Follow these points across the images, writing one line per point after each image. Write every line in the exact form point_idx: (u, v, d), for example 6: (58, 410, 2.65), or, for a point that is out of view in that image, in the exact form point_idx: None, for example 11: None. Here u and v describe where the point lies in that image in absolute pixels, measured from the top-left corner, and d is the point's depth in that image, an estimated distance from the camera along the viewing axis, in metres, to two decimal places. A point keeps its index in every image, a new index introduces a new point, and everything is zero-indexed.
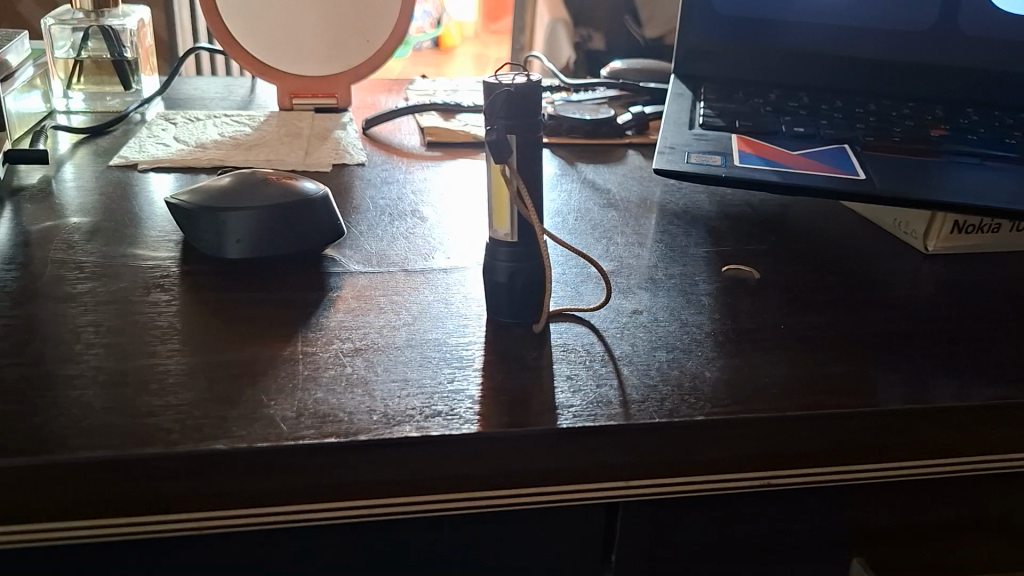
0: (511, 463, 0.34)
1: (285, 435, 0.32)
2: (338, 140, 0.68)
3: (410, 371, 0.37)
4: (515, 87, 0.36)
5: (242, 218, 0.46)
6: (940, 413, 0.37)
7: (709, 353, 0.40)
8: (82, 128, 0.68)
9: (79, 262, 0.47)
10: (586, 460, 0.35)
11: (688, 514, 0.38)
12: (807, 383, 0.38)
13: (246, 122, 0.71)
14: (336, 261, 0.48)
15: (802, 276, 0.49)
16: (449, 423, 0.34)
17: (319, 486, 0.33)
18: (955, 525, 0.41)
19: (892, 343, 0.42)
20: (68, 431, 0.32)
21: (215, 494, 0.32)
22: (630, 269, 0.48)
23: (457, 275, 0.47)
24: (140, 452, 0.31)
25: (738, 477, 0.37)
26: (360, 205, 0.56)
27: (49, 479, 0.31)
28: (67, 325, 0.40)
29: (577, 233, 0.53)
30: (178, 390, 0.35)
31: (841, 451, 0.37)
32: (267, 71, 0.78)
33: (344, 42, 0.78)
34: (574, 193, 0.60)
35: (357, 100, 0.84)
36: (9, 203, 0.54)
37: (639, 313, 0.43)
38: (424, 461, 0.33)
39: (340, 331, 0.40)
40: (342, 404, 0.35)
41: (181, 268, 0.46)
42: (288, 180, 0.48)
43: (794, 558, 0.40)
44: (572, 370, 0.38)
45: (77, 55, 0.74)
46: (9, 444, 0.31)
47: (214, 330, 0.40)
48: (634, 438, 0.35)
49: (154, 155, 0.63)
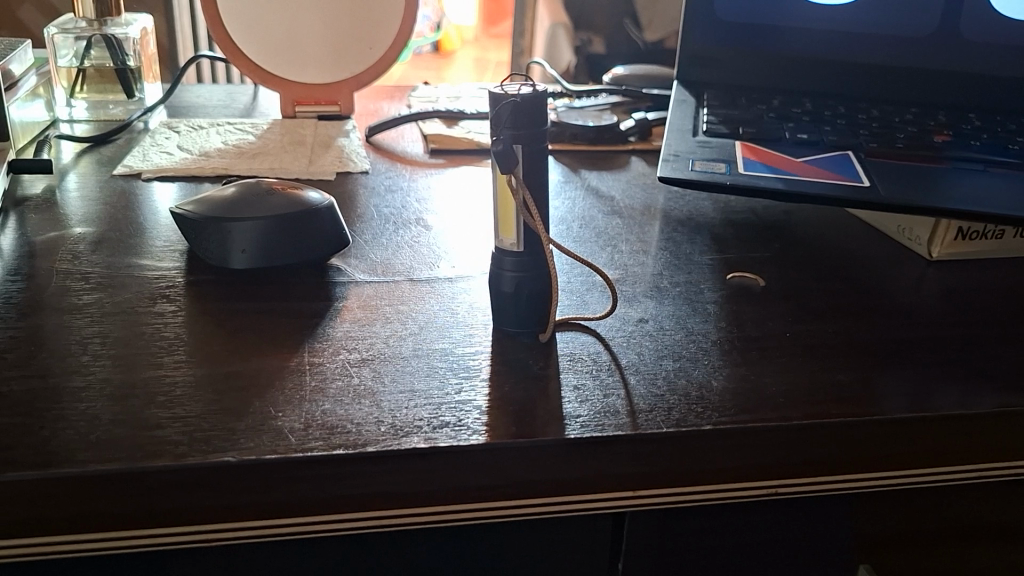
0: (520, 473, 0.34)
1: (294, 447, 0.32)
2: (341, 148, 0.68)
3: (417, 381, 0.37)
4: (521, 98, 0.36)
5: (248, 228, 0.46)
6: (946, 421, 0.37)
7: (716, 361, 0.40)
8: (86, 137, 0.68)
9: (84, 273, 0.47)
10: (592, 471, 0.35)
11: (697, 524, 0.38)
12: (815, 392, 0.38)
13: (249, 130, 0.71)
14: (342, 270, 0.48)
15: (807, 283, 0.49)
16: (457, 434, 0.34)
17: (326, 497, 0.33)
18: (962, 533, 0.41)
19: (899, 350, 0.42)
20: (76, 444, 0.32)
21: (223, 506, 0.32)
22: (635, 278, 0.48)
23: (462, 284, 0.47)
24: (148, 465, 0.31)
25: (744, 486, 0.37)
26: (364, 213, 0.56)
27: (55, 493, 0.31)
28: (73, 337, 0.40)
29: (581, 241, 0.53)
30: (186, 402, 0.35)
31: (848, 459, 0.37)
32: (269, 78, 0.78)
33: (345, 49, 0.78)
34: (578, 201, 0.60)
35: (361, 107, 0.84)
36: (14, 213, 0.54)
37: (645, 322, 0.43)
38: (433, 472, 0.33)
39: (346, 341, 0.40)
40: (349, 415, 0.35)
41: (186, 278, 0.46)
42: (293, 189, 0.48)
43: (801, 565, 0.40)
44: (579, 380, 0.38)
45: (80, 63, 0.74)
46: (17, 458, 0.31)
47: (221, 340, 0.40)
48: (642, 448, 0.35)
49: (159, 164, 0.63)
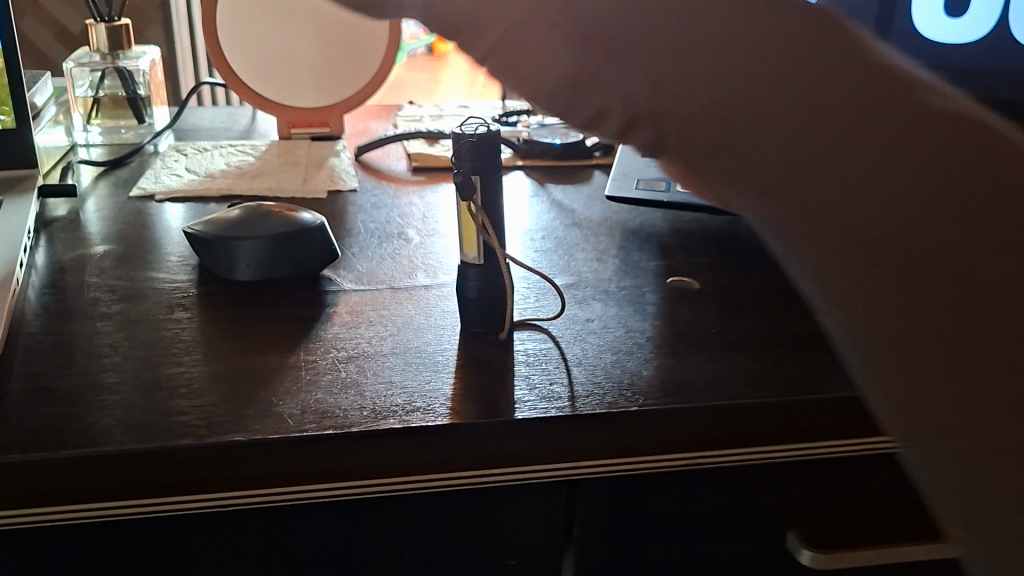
0: (481, 448, 0.41)
1: (292, 428, 0.40)
2: (333, 167, 0.75)
3: (395, 374, 0.45)
4: (477, 138, 0.44)
5: (250, 247, 0.53)
6: (840, 401, 0.44)
7: (648, 354, 0.48)
8: (102, 161, 0.75)
9: (110, 286, 0.54)
10: (540, 446, 0.42)
11: (633, 491, 0.45)
12: (729, 377, 0.46)
13: (250, 152, 0.78)
14: (332, 280, 0.55)
15: (738, 285, 0.56)
16: (426, 416, 0.41)
17: (320, 469, 0.40)
18: (864, 499, 0.48)
19: (808, 341, 0.49)
20: (116, 428, 0.40)
21: (236, 477, 0.39)
22: (587, 283, 0.56)
23: (437, 291, 0.54)
24: (175, 444, 0.39)
25: (669, 457, 0.44)
26: (352, 228, 0.63)
27: (96, 467, 0.38)
28: (104, 342, 0.47)
29: (543, 251, 0.60)
30: (202, 393, 0.43)
31: (756, 434, 0.44)
32: (268, 103, 0.85)
33: (336, 74, 0.86)
34: (543, 214, 0.67)
35: (351, 125, 0.91)
36: (43, 234, 0.61)
37: (591, 321, 0.51)
38: (407, 446, 0.40)
39: (336, 342, 0.48)
40: (338, 403, 0.42)
41: (198, 290, 0.54)
42: (289, 211, 0.55)
43: (726, 525, 0.47)
44: (530, 372, 0.45)
45: (94, 93, 0.81)
46: (68, 439, 0.39)
47: (231, 343, 0.47)
48: (579, 426, 0.42)
49: (169, 186, 0.70)
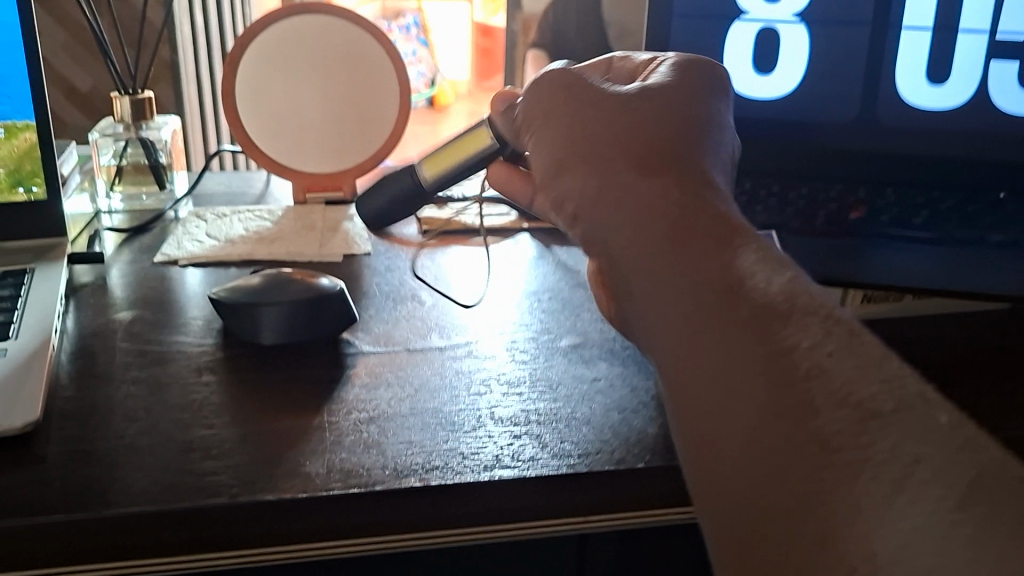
0: (498, 505, 0.43)
1: (319, 486, 0.42)
2: (347, 231, 0.78)
3: (413, 434, 0.47)
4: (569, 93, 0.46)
5: (273, 312, 0.56)
6: None
7: (653, 413, 0.50)
8: (125, 228, 0.78)
9: (138, 350, 0.57)
10: (554, 503, 0.44)
11: (643, 543, 0.47)
12: None
13: (267, 217, 0.81)
14: (351, 342, 0.58)
15: None
16: (445, 474, 0.43)
17: (345, 526, 0.42)
18: None
19: None
20: (152, 488, 0.42)
21: (265, 533, 0.42)
22: (591, 342, 0.58)
23: (451, 352, 0.56)
24: (210, 503, 0.41)
25: (673, 510, 0.46)
26: (368, 290, 0.66)
27: (134, 526, 0.40)
28: (136, 405, 0.50)
29: (551, 312, 0.63)
30: (232, 455, 0.45)
31: None
32: (284, 170, 0.89)
33: (349, 138, 0.89)
34: (550, 274, 0.70)
35: (362, 190, 0.95)
36: (72, 300, 0.64)
37: (598, 380, 0.53)
38: (427, 503, 0.43)
39: (356, 403, 0.50)
40: (361, 462, 0.44)
41: (221, 353, 0.56)
42: (309, 278, 0.58)
43: None
44: (541, 431, 0.48)
45: (118, 161, 0.85)
46: (108, 499, 0.41)
47: (258, 404, 0.50)
48: (590, 482, 0.44)
49: (192, 252, 0.73)
